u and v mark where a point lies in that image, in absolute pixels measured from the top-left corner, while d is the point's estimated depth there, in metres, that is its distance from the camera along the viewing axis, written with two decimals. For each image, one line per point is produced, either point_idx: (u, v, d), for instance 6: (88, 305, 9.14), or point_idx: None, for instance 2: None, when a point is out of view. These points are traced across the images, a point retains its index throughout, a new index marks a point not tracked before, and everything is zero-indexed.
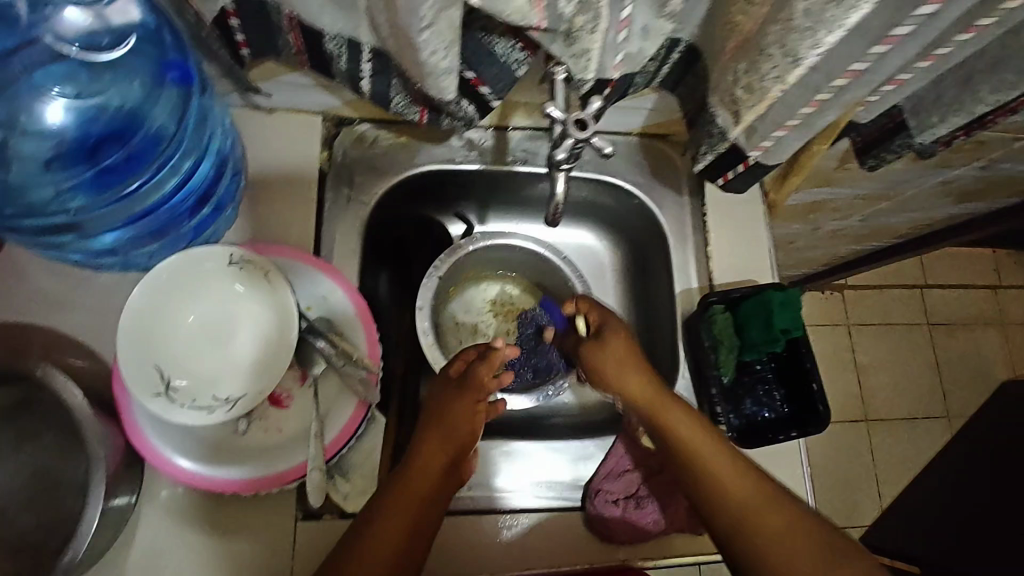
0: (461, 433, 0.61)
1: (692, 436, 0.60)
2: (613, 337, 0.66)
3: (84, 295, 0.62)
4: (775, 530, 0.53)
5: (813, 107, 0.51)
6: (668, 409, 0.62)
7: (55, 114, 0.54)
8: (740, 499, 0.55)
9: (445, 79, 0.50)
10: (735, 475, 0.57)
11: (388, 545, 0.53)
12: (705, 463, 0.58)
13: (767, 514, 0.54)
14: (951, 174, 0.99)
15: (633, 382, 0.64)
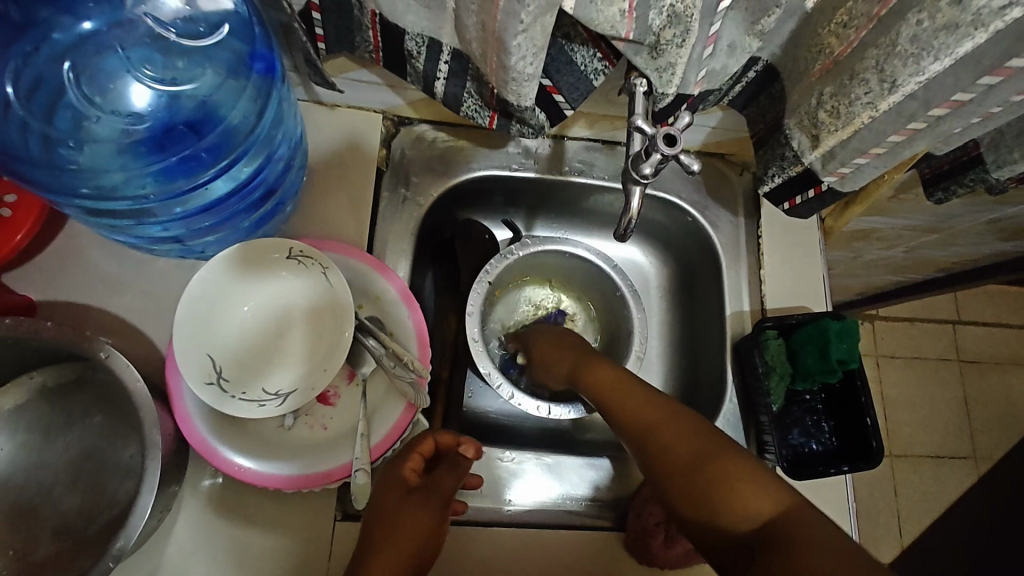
0: (431, 521, 0.58)
1: (605, 378, 0.65)
2: (539, 345, 0.75)
3: (139, 279, 0.62)
4: (667, 433, 0.56)
5: (903, 135, 0.50)
6: (593, 363, 0.68)
7: (140, 98, 0.53)
8: (646, 422, 0.58)
9: (527, 85, 0.50)
10: (636, 401, 0.61)
11: None
12: (617, 401, 0.62)
13: (665, 428, 0.57)
14: (1007, 212, 0.97)
15: (560, 358, 0.71)
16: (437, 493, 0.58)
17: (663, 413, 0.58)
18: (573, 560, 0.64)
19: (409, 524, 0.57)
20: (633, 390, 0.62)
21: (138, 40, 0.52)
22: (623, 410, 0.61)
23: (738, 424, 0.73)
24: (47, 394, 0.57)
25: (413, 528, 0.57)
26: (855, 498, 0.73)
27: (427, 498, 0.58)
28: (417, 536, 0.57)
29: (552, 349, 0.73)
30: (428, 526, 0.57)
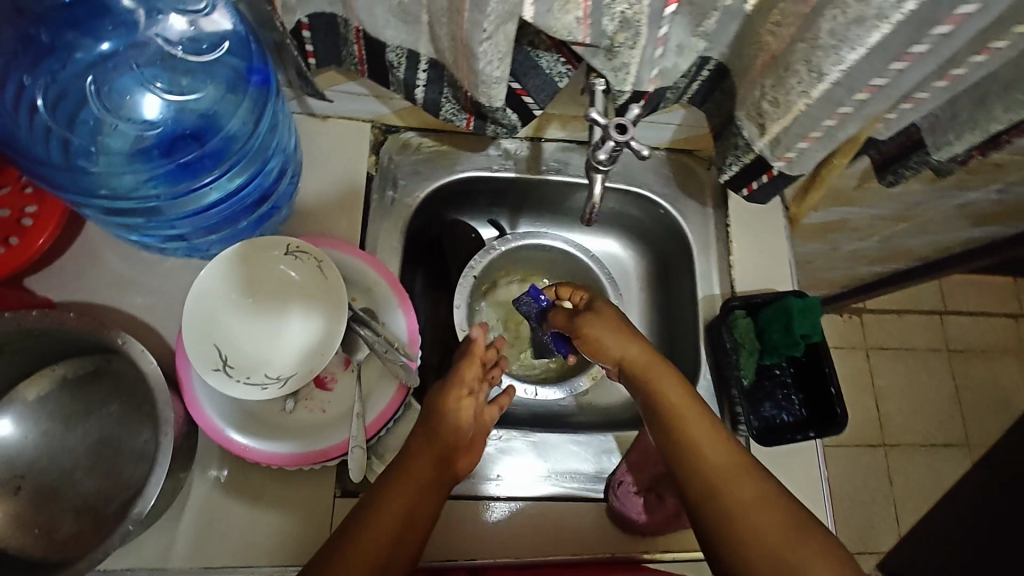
0: (458, 444, 0.62)
1: (679, 397, 0.61)
2: (607, 308, 0.69)
3: (151, 279, 0.67)
4: (735, 489, 0.53)
5: (835, 119, 0.55)
6: (654, 377, 0.63)
7: (150, 109, 0.57)
8: (717, 464, 0.55)
9: (496, 87, 0.55)
10: (710, 436, 0.58)
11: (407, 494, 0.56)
12: (687, 425, 0.59)
13: (742, 483, 0.54)
14: (968, 197, 1.02)
15: (629, 344, 0.65)
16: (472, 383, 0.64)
17: (738, 462, 0.56)
18: (558, 526, 0.69)
19: (429, 453, 0.60)
20: (707, 422, 0.59)
21: (149, 57, 0.56)
22: (692, 436, 0.58)
23: (711, 401, 0.78)
24: (67, 386, 0.63)
25: (443, 436, 0.60)
26: (827, 469, 0.74)
27: (460, 395, 0.63)
28: (434, 468, 0.59)
29: (619, 323, 0.68)
30: (455, 443, 0.61)
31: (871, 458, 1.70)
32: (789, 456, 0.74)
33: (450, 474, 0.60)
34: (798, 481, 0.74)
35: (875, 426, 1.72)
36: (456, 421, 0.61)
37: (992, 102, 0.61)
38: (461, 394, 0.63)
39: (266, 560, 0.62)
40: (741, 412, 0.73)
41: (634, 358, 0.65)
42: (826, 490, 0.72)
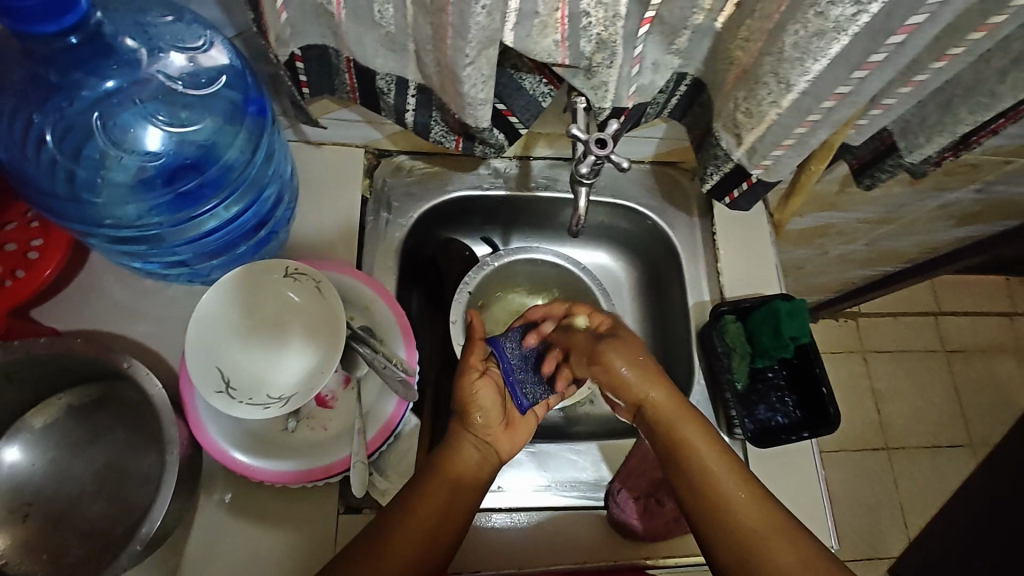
0: (474, 463, 0.64)
1: (710, 452, 0.62)
2: (624, 361, 0.67)
3: (154, 305, 0.69)
4: (768, 543, 0.57)
5: (806, 127, 0.58)
6: (685, 426, 0.64)
7: (152, 142, 0.58)
8: (762, 528, 0.58)
9: (482, 109, 0.58)
10: (742, 491, 0.60)
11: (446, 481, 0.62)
12: (719, 479, 0.61)
13: (780, 545, 0.57)
14: (949, 197, 1.05)
15: (657, 395, 0.66)
16: (481, 363, 0.69)
17: (774, 522, 0.58)
18: (559, 535, 0.69)
19: (440, 484, 0.61)
20: (738, 475, 0.61)
21: (149, 92, 0.57)
22: (724, 488, 0.60)
23: (706, 406, 0.79)
24: (73, 413, 0.64)
25: (469, 416, 0.66)
26: (825, 467, 0.76)
27: (473, 376, 0.68)
28: (445, 498, 0.61)
29: (627, 376, 0.67)
30: (483, 425, 0.66)
31: (875, 461, 1.70)
32: (786, 457, 0.75)
33: (492, 451, 0.66)
34: (796, 481, 0.75)
35: (877, 430, 1.72)
36: (479, 399, 0.67)
37: (957, 105, 0.64)
38: (474, 377, 0.68)
39: None
40: (734, 415, 0.74)
41: (663, 407, 0.65)
42: (822, 487, 0.74)
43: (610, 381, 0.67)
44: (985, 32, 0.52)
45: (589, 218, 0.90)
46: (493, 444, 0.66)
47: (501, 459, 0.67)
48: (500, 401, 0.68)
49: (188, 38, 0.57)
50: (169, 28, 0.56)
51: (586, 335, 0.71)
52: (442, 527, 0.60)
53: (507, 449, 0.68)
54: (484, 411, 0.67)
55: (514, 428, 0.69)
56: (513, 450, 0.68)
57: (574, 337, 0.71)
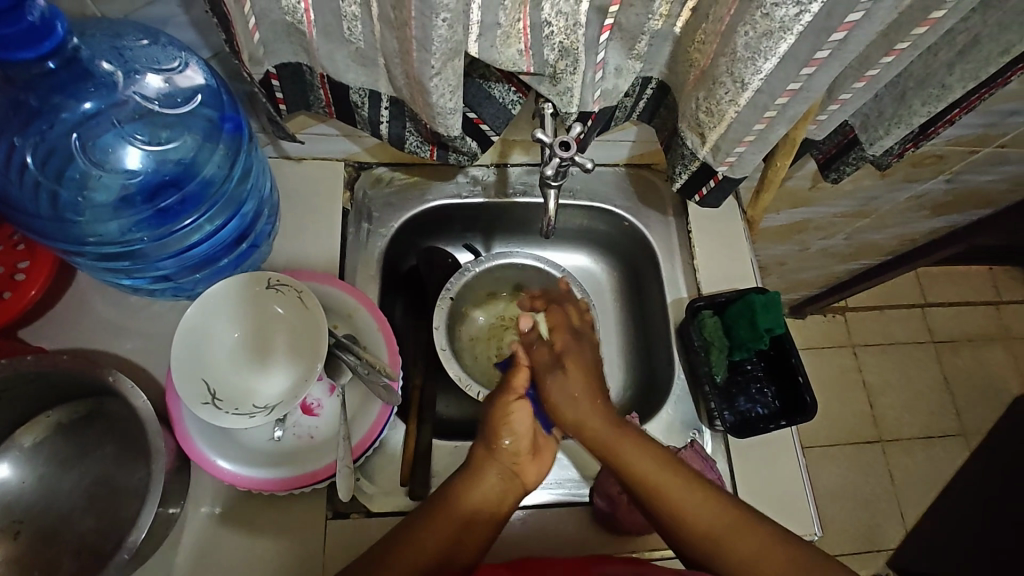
0: (495, 493, 0.62)
1: (654, 467, 0.63)
2: (574, 371, 0.70)
3: (140, 322, 0.70)
4: (729, 541, 0.59)
5: (764, 123, 0.60)
6: (620, 442, 0.65)
7: (132, 160, 0.60)
8: (714, 527, 0.60)
9: (452, 118, 0.60)
10: (693, 496, 0.61)
11: (451, 517, 0.60)
12: (667, 492, 0.62)
13: (742, 540, 0.59)
14: (921, 188, 1.07)
15: (591, 419, 0.67)
16: (521, 388, 0.67)
17: (729, 517, 0.60)
18: (548, 532, 0.71)
19: (456, 509, 0.60)
20: (686, 481, 0.62)
21: (128, 112, 0.59)
22: (672, 502, 0.61)
23: (687, 400, 0.81)
24: (62, 430, 0.65)
25: (498, 443, 0.63)
26: (805, 453, 0.78)
27: (509, 399, 0.65)
28: (460, 522, 0.60)
29: (573, 395, 0.68)
30: (513, 453, 0.63)
31: (870, 454, 1.71)
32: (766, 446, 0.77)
33: (518, 481, 0.64)
34: (779, 471, 0.76)
35: (869, 422, 1.73)
36: (512, 425, 0.63)
37: (911, 98, 0.66)
38: (508, 401, 0.65)
39: None
40: (714, 407, 0.76)
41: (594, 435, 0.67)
42: (803, 472, 0.76)
43: (554, 396, 0.69)
44: (927, 26, 0.54)
45: (567, 222, 0.92)
46: (520, 473, 0.64)
47: (525, 488, 0.65)
48: (532, 428, 0.65)
49: (164, 60, 0.58)
50: (145, 50, 0.58)
51: (566, 337, 0.73)
52: (455, 549, 0.59)
53: (533, 478, 0.65)
54: (514, 437, 0.63)
55: (541, 455, 0.66)
56: (539, 478, 0.66)
57: (536, 350, 0.72)
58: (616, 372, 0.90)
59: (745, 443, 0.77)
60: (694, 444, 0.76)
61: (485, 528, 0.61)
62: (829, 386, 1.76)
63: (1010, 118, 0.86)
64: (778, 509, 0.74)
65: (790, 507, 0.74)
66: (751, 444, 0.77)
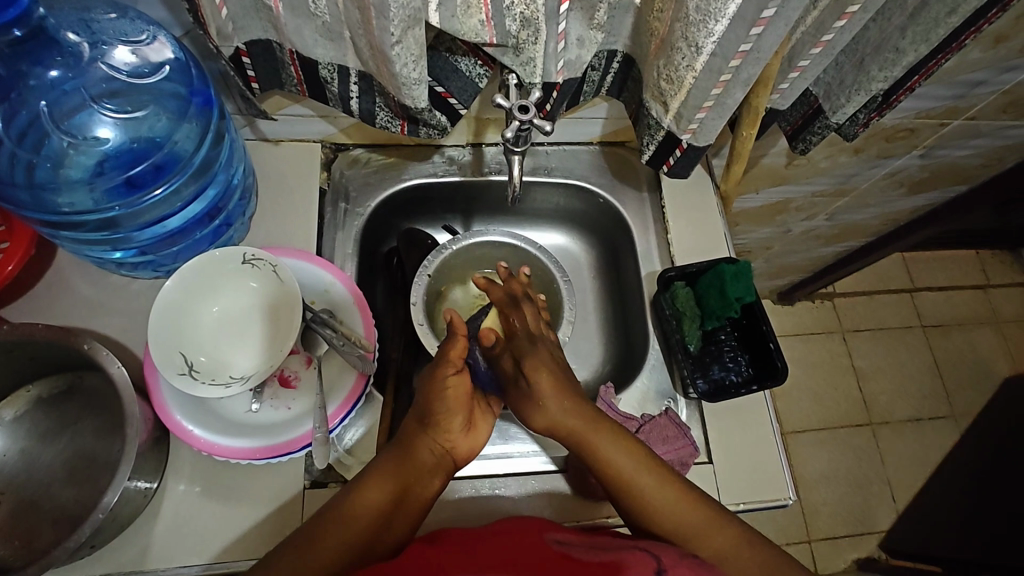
0: (426, 468, 0.60)
1: (627, 460, 0.61)
2: (538, 377, 0.65)
3: (119, 299, 0.72)
4: (700, 534, 0.58)
5: (721, 88, 0.61)
6: (593, 442, 0.62)
7: (105, 132, 0.62)
8: (682, 521, 0.58)
9: (417, 89, 0.62)
10: (661, 489, 0.59)
11: (382, 493, 0.58)
12: (638, 483, 0.60)
13: (705, 536, 0.58)
14: (896, 164, 1.08)
15: (564, 417, 0.63)
16: (460, 359, 0.63)
17: (700, 514, 0.59)
18: (526, 500, 0.72)
19: (379, 488, 0.58)
20: (658, 477, 0.60)
21: (100, 86, 0.61)
22: (642, 497, 0.59)
23: (662, 372, 0.82)
24: (43, 405, 0.66)
25: (432, 417, 0.61)
26: (778, 419, 0.79)
27: (446, 373, 0.62)
28: (387, 501, 0.58)
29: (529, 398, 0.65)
30: (444, 429, 0.61)
31: (861, 438, 1.71)
32: (737, 414, 0.78)
33: (450, 459, 0.62)
34: (752, 437, 0.77)
35: (859, 405, 1.74)
36: (443, 398, 0.61)
37: (869, 64, 0.68)
38: (445, 375, 0.62)
39: (242, 555, 0.65)
40: (688, 375, 0.76)
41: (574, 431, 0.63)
42: (776, 437, 0.77)
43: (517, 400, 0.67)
44: None
45: (545, 199, 0.93)
46: (451, 451, 0.62)
47: (457, 465, 0.63)
48: (468, 405, 0.63)
49: (132, 32, 0.61)
50: (113, 23, 0.60)
51: (524, 341, 0.69)
52: (384, 529, 0.57)
53: (465, 453, 0.63)
54: (449, 411, 0.61)
55: (476, 433, 0.64)
56: (472, 456, 0.64)
57: (499, 361, 0.69)
58: (595, 347, 0.91)
59: (718, 410, 0.78)
60: (669, 412, 0.76)
61: (416, 506, 0.59)
62: (819, 371, 1.77)
63: (977, 89, 0.87)
64: (752, 475, 0.75)
65: (764, 472, 0.75)
66: (723, 411, 0.78)
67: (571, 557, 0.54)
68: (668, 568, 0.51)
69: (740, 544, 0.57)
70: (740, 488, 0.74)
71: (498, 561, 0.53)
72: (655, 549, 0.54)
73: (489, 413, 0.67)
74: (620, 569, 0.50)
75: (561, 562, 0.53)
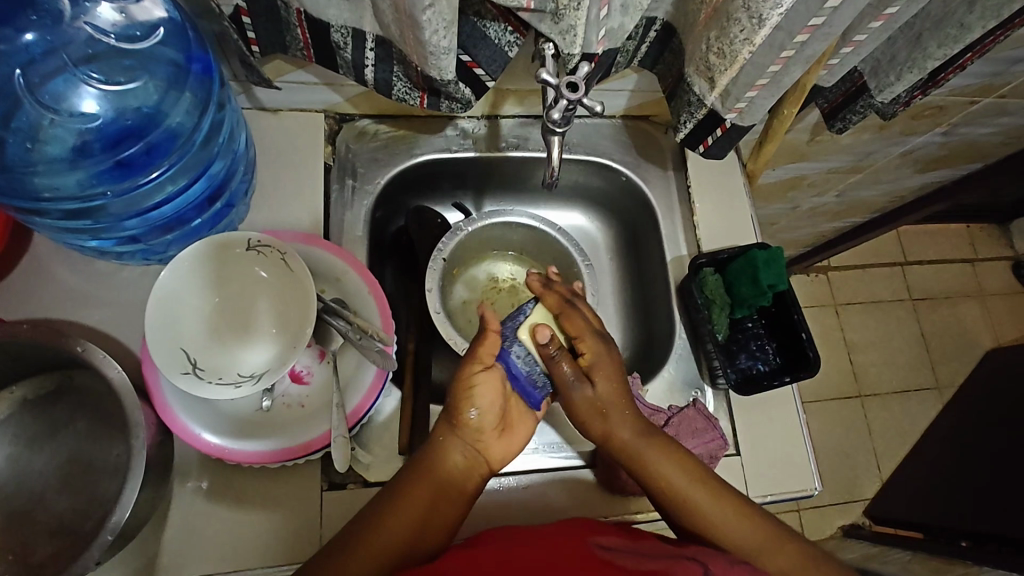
0: (459, 471, 0.57)
1: (681, 477, 0.60)
2: (604, 382, 0.63)
3: (109, 289, 0.66)
4: (768, 556, 0.56)
5: (779, 64, 0.57)
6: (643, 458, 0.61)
7: (89, 105, 0.57)
8: (750, 542, 0.57)
9: (445, 59, 0.55)
10: (720, 506, 0.58)
11: (421, 501, 0.55)
12: (696, 501, 0.59)
13: (772, 556, 0.56)
14: (917, 142, 1.05)
15: (620, 429, 0.62)
16: (489, 356, 0.59)
17: (762, 533, 0.57)
18: (553, 498, 0.70)
19: (418, 494, 0.55)
20: (714, 493, 0.59)
21: (82, 51, 0.56)
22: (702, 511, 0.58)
23: (687, 360, 0.79)
24: (31, 407, 0.61)
25: (463, 417, 0.57)
26: (805, 410, 0.77)
27: (474, 369, 0.58)
28: (424, 508, 0.55)
29: (599, 408, 0.63)
30: (475, 430, 0.58)
31: (850, 409, 1.72)
32: (765, 405, 0.76)
33: (482, 459, 0.59)
34: (780, 428, 0.75)
35: (850, 377, 1.74)
36: (473, 399, 0.57)
37: (927, 40, 0.63)
38: (473, 372, 0.58)
39: (260, 563, 0.61)
40: (718, 366, 0.74)
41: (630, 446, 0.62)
42: (804, 428, 0.76)
43: (580, 410, 0.64)
44: None
45: (563, 176, 0.87)
46: (485, 452, 0.59)
47: (491, 468, 0.60)
48: (499, 401, 0.59)
49: None
50: None
51: (596, 347, 0.65)
52: (422, 535, 0.54)
53: (499, 457, 0.60)
54: (480, 410, 0.58)
55: (509, 434, 0.60)
56: (505, 460, 0.60)
57: (556, 367, 0.62)
58: (614, 333, 0.88)
59: (745, 401, 0.76)
60: (697, 404, 0.75)
61: (452, 510, 0.56)
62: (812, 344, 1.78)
63: (1015, 67, 0.84)
64: (778, 466, 0.74)
65: (791, 464, 0.74)
66: (751, 402, 0.76)
67: (617, 562, 0.49)
68: None
69: (807, 561, 0.56)
70: (767, 480, 0.73)
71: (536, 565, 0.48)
72: (705, 559, 0.50)
73: (527, 412, 0.62)
74: None
75: (605, 565, 0.49)
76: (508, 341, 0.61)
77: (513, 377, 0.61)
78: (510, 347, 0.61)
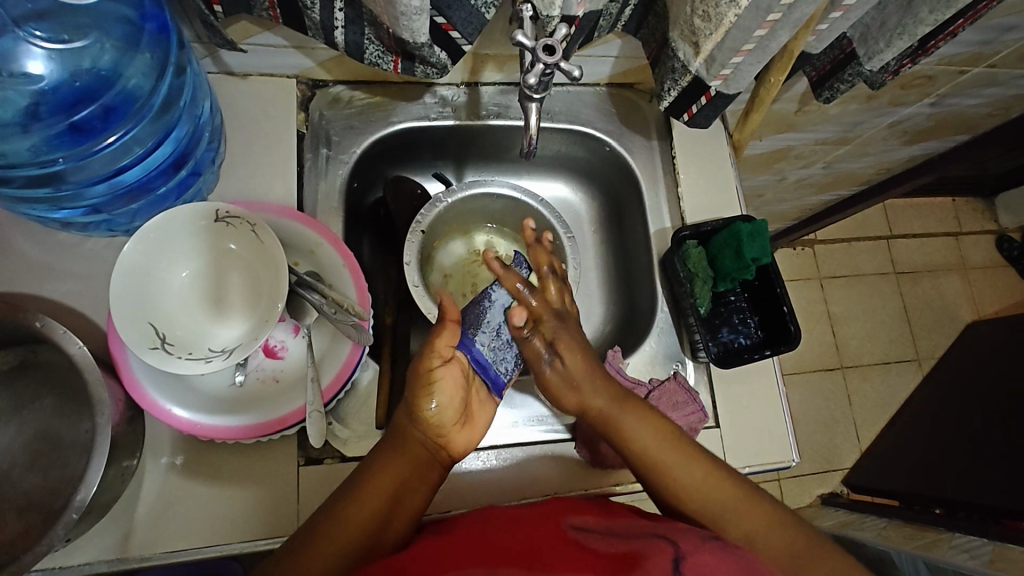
0: (423, 458, 0.57)
1: (654, 438, 0.60)
2: (568, 355, 0.64)
3: (73, 261, 0.64)
4: (738, 520, 0.56)
5: (766, 28, 0.55)
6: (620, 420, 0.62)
7: (37, 67, 0.54)
8: (721, 513, 0.57)
9: (417, 20, 0.52)
10: (691, 467, 0.59)
11: (387, 485, 0.55)
12: (668, 467, 0.59)
13: (745, 517, 0.56)
14: (906, 112, 1.03)
15: (595, 398, 0.63)
16: (448, 348, 0.57)
17: (735, 493, 0.58)
18: (533, 470, 0.70)
19: (385, 478, 0.55)
20: (687, 457, 0.59)
21: (24, 6, 0.52)
22: (671, 475, 0.58)
23: (668, 331, 0.79)
24: None
25: (421, 412, 0.55)
26: (784, 382, 0.78)
27: (432, 362, 0.55)
28: (392, 489, 0.55)
29: (569, 382, 0.64)
30: (436, 424, 0.56)
31: (832, 381, 1.74)
32: (744, 377, 0.76)
33: (441, 455, 0.58)
34: (759, 401, 0.76)
35: (832, 349, 1.76)
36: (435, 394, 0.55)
37: (917, 5, 0.61)
38: (432, 366, 0.55)
39: (237, 536, 0.61)
40: (700, 339, 0.74)
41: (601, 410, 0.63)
42: (783, 400, 0.76)
43: (553, 383, 0.64)
44: None
45: (545, 146, 0.85)
46: (446, 446, 0.58)
47: (450, 459, 0.59)
48: (461, 395, 0.57)
49: None
50: None
51: (553, 321, 0.65)
52: (387, 520, 0.54)
53: (462, 448, 0.59)
54: (441, 405, 0.56)
55: (472, 424, 0.59)
56: (466, 450, 0.60)
57: (527, 344, 0.64)
58: (596, 307, 0.87)
59: (725, 373, 0.76)
60: (678, 376, 0.75)
61: (419, 494, 0.56)
62: None
63: (1007, 34, 0.82)
64: (756, 438, 0.74)
65: (770, 435, 0.75)
66: (730, 374, 0.76)
67: (584, 542, 0.49)
68: (688, 554, 0.46)
69: (776, 525, 0.56)
70: (745, 451, 0.74)
71: (502, 555, 0.47)
72: (674, 537, 0.49)
73: (488, 401, 0.62)
74: (636, 558, 0.44)
75: (576, 544, 0.48)
76: (469, 329, 0.61)
77: (479, 365, 0.60)
78: (475, 336, 0.61)
